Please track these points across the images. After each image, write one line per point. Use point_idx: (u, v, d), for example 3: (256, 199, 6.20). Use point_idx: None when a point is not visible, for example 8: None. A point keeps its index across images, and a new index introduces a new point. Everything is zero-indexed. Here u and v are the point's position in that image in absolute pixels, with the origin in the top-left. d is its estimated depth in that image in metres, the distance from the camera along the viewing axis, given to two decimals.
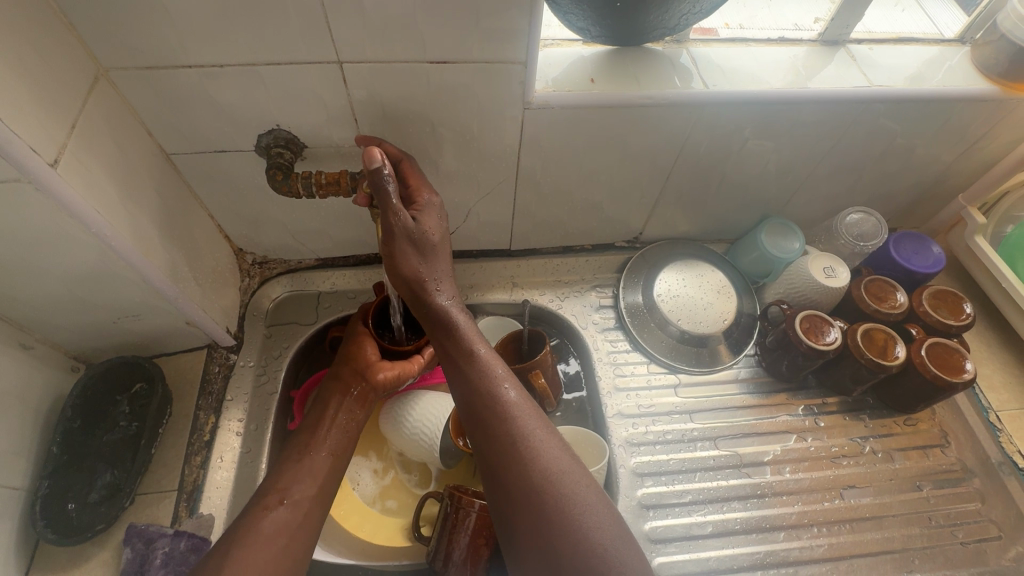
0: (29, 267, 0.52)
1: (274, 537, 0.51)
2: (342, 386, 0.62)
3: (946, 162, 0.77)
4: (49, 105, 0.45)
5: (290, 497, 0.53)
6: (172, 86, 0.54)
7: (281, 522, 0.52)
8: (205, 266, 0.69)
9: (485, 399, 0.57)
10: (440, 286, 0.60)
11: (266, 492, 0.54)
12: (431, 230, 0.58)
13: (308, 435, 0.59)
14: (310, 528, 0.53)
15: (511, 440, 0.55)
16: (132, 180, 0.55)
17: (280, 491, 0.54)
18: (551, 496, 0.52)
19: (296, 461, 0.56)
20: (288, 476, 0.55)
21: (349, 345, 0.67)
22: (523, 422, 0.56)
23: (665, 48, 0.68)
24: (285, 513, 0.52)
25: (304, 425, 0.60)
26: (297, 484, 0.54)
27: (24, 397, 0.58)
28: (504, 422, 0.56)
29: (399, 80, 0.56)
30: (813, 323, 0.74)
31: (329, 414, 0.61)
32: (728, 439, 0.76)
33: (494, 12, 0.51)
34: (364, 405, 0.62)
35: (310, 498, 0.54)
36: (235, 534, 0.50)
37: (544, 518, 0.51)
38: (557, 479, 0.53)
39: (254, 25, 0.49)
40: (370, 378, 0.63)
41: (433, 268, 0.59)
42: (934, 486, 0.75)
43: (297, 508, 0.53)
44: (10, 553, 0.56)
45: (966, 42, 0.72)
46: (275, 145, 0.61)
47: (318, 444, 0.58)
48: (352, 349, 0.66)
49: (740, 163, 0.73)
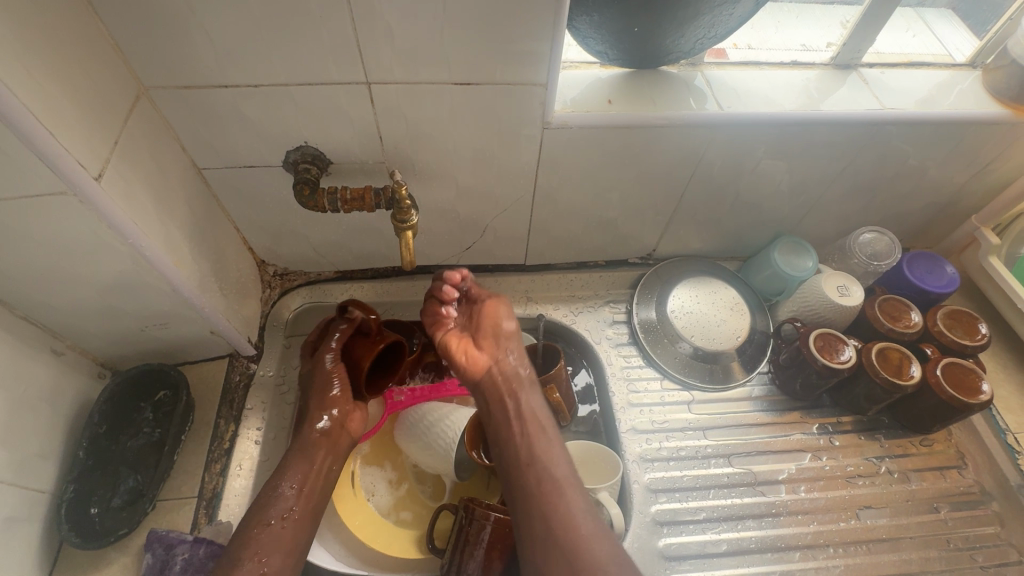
0: (66, 275, 0.54)
1: None
2: (328, 442, 0.64)
3: (959, 183, 0.78)
4: (96, 122, 0.48)
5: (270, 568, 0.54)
6: (207, 104, 0.56)
7: None
8: (230, 277, 0.70)
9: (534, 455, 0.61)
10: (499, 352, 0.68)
11: (239, 559, 0.54)
12: (504, 319, 0.69)
13: (293, 498, 0.59)
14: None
15: (556, 514, 0.58)
16: (167, 194, 0.57)
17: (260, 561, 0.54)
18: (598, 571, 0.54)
19: (278, 529, 0.57)
20: (268, 546, 0.56)
21: (322, 384, 0.66)
22: (575, 498, 0.59)
23: (680, 71, 0.70)
24: None
25: (287, 479, 0.60)
26: (276, 554, 0.55)
27: (52, 402, 0.60)
28: (550, 497, 0.59)
29: (425, 101, 0.58)
30: (828, 341, 0.74)
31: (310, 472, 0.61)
32: (743, 457, 0.76)
33: (516, 36, 0.53)
34: (337, 456, 0.64)
35: (288, 568, 0.56)
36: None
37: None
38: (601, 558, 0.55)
39: (288, 47, 0.52)
40: (343, 426, 0.65)
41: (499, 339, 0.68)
42: (951, 508, 0.74)
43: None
44: (34, 555, 0.57)
45: (977, 66, 0.73)
46: (303, 161, 0.62)
47: (301, 509, 0.59)
48: (329, 394, 0.65)
49: (753, 183, 0.74)
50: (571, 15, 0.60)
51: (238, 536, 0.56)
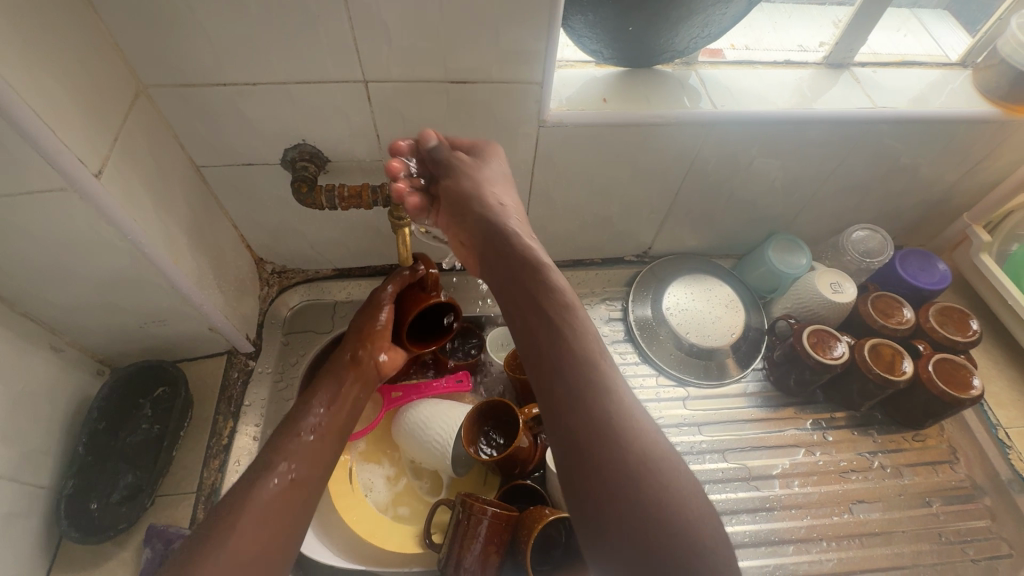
0: (65, 271, 0.54)
1: (270, 516, 0.47)
2: (359, 370, 0.61)
3: (951, 181, 0.79)
4: (95, 119, 0.48)
5: (298, 477, 0.51)
6: (206, 103, 0.57)
7: (278, 499, 0.49)
8: (229, 274, 0.71)
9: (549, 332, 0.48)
10: (507, 228, 0.55)
11: (271, 464, 0.51)
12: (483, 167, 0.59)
13: (322, 416, 0.56)
14: (310, 507, 0.51)
15: (597, 410, 0.43)
16: (165, 191, 0.58)
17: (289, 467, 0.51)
18: (654, 478, 0.41)
19: (308, 441, 0.54)
20: (298, 454, 0.52)
21: (372, 315, 0.64)
22: (629, 401, 0.44)
23: (675, 70, 0.70)
24: (285, 491, 0.50)
25: (316, 398, 0.58)
26: (307, 465, 0.52)
27: (52, 398, 0.60)
28: (592, 391, 0.44)
29: (421, 99, 0.59)
30: (821, 338, 0.74)
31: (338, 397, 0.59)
32: (737, 452, 0.76)
33: (512, 34, 0.53)
34: (366, 388, 0.62)
35: (316, 479, 0.52)
36: (232, 506, 0.47)
37: (615, 496, 0.40)
38: (666, 476, 0.41)
39: (286, 46, 0.52)
40: (377, 361, 0.63)
41: (499, 210, 0.57)
42: (943, 502, 0.75)
43: (304, 489, 0.51)
44: (33, 550, 0.57)
45: (968, 65, 0.74)
46: (300, 159, 0.63)
47: (331, 426, 0.56)
48: (372, 324, 0.64)
49: (748, 181, 0.75)
50: (566, 15, 0.61)
51: (270, 444, 0.53)
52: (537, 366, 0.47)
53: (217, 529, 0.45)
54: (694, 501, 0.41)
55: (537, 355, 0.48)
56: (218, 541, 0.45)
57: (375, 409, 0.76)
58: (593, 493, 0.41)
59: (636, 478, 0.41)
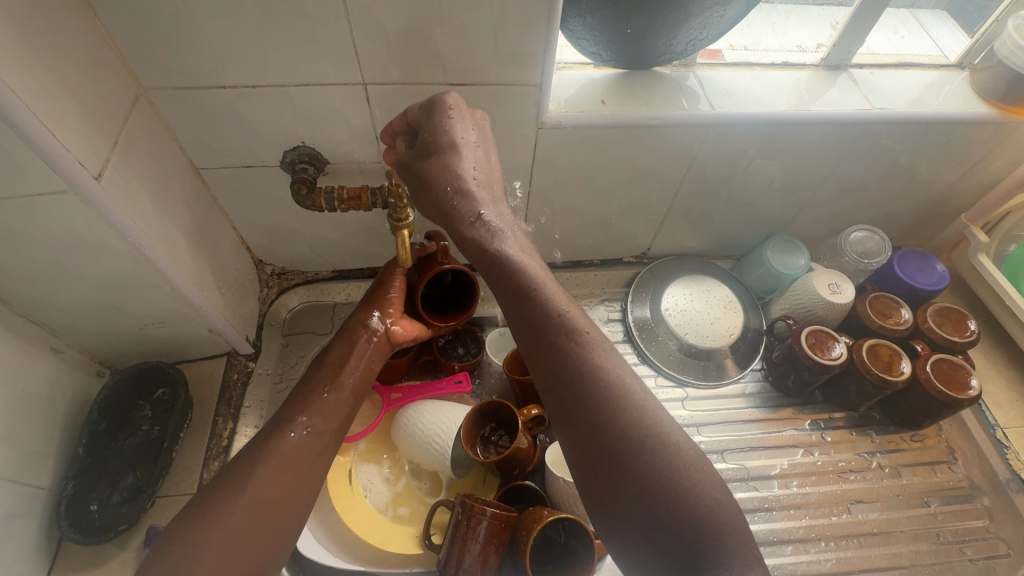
0: (65, 273, 0.54)
1: (288, 468, 0.50)
2: (374, 335, 0.60)
3: (949, 182, 0.79)
4: (95, 121, 0.48)
5: (315, 429, 0.53)
6: (206, 105, 0.57)
7: (299, 450, 0.52)
8: (228, 276, 0.71)
9: (537, 323, 0.47)
10: (472, 205, 0.51)
11: (290, 417, 0.54)
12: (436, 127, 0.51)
13: (337, 371, 0.58)
14: (326, 459, 0.53)
15: (592, 392, 0.44)
16: (165, 193, 0.58)
17: (306, 420, 0.53)
18: (664, 465, 0.41)
19: (322, 396, 0.56)
20: (314, 408, 0.55)
21: (385, 287, 0.63)
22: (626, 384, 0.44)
23: (673, 72, 0.71)
24: (307, 441, 0.52)
25: (331, 357, 0.59)
26: (323, 417, 0.54)
27: (52, 400, 0.60)
28: (584, 380, 0.44)
29: (420, 102, 0.59)
30: (819, 338, 0.75)
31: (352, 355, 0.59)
32: (736, 453, 0.76)
33: (510, 37, 0.54)
34: (381, 354, 0.60)
35: (331, 432, 0.54)
36: (252, 458, 0.50)
37: (618, 481, 0.42)
38: (666, 451, 0.42)
39: (285, 49, 0.52)
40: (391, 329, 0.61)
41: (460, 180, 0.50)
42: (941, 502, 0.75)
43: (321, 441, 0.53)
44: (34, 551, 0.58)
45: (965, 67, 0.75)
46: (300, 161, 0.63)
47: (347, 382, 0.58)
48: (383, 294, 0.62)
49: (746, 182, 0.75)
50: (565, 17, 0.61)
51: (287, 400, 0.56)
52: (532, 353, 0.48)
53: (238, 478, 0.48)
54: (705, 476, 0.41)
55: (533, 351, 0.48)
56: (240, 485, 0.48)
57: (375, 410, 0.76)
58: (608, 486, 0.42)
59: (638, 455, 0.41)
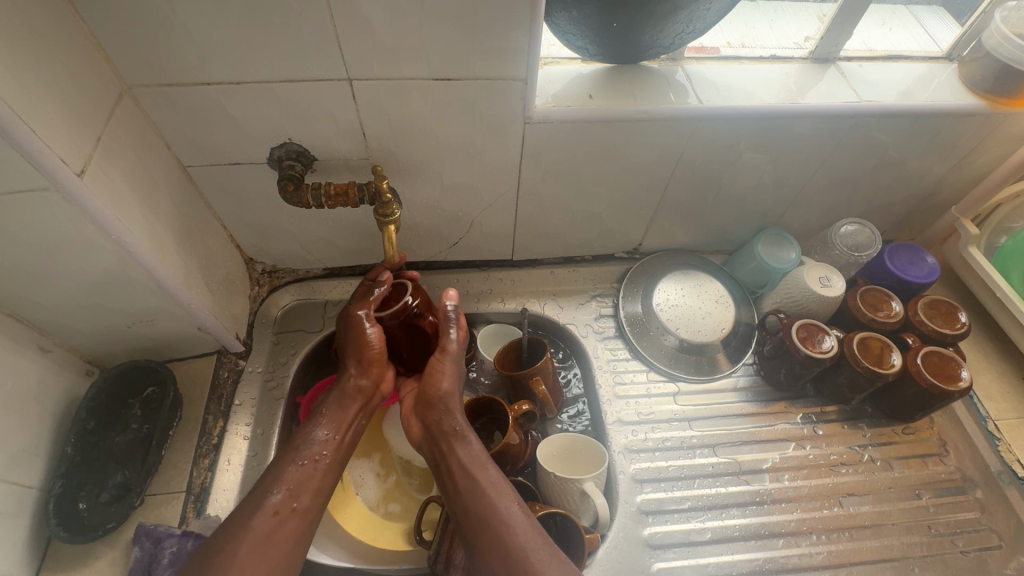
0: (51, 272, 0.54)
1: (273, 544, 0.50)
2: (363, 399, 0.63)
3: (938, 174, 0.79)
4: (77, 117, 0.48)
5: (300, 505, 0.53)
6: (191, 102, 0.57)
7: (284, 527, 0.52)
8: (217, 274, 0.71)
9: (478, 499, 0.54)
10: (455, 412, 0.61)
11: (274, 490, 0.53)
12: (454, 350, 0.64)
13: (324, 442, 0.58)
14: (307, 533, 0.53)
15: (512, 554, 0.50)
16: (151, 191, 0.58)
17: (291, 495, 0.53)
18: None
19: (309, 469, 0.56)
20: (299, 483, 0.55)
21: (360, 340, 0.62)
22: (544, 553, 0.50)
23: (661, 66, 0.70)
24: (293, 519, 0.52)
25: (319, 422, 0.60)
26: (308, 494, 0.55)
27: (40, 399, 0.60)
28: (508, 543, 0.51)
29: (405, 98, 0.59)
30: (809, 332, 0.75)
31: (343, 420, 0.61)
32: (728, 447, 0.76)
33: (494, 31, 0.54)
34: (365, 413, 0.64)
35: (315, 508, 0.55)
36: (233, 529, 0.50)
37: None
38: None
39: (267, 45, 0.52)
40: (376, 385, 0.64)
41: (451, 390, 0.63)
42: (933, 494, 0.75)
43: (303, 518, 0.53)
44: (22, 550, 0.58)
45: (953, 58, 0.74)
46: (287, 158, 0.63)
47: (333, 454, 0.59)
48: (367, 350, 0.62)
49: (736, 176, 0.75)
50: (550, 12, 0.61)
51: (272, 469, 0.55)
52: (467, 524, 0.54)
53: (221, 552, 0.49)
54: None
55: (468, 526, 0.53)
56: (218, 563, 0.48)
57: None
58: None
59: None
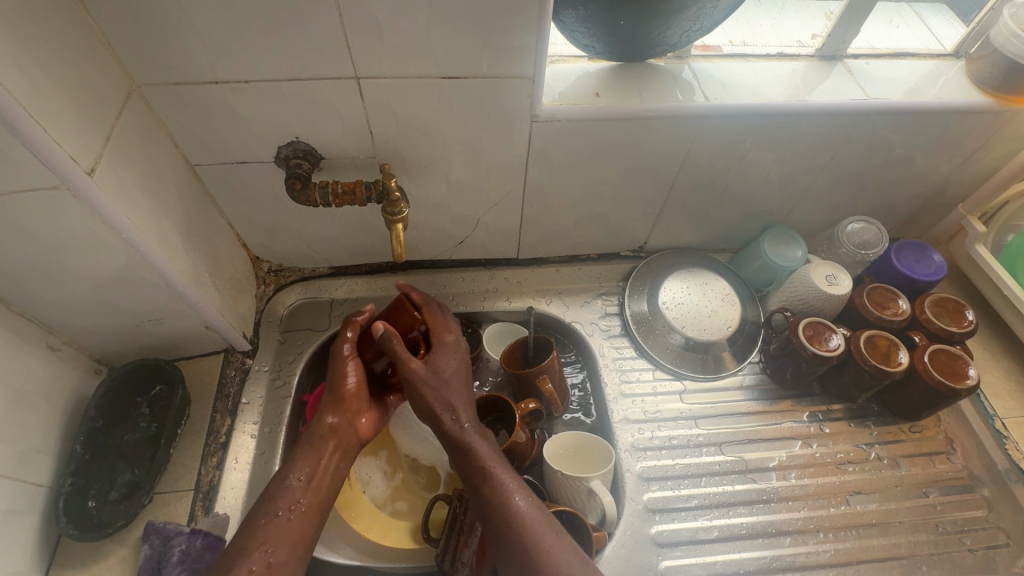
0: (60, 271, 0.55)
1: None
2: (339, 438, 0.60)
3: (945, 172, 0.79)
4: (87, 116, 0.48)
5: (276, 560, 0.51)
6: (199, 101, 0.57)
7: None
8: (224, 273, 0.71)
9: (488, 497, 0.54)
10: (450, 414, 0.59)
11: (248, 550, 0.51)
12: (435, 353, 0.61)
13: (299, 491, 0.55)
14: None
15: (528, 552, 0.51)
16: (159, 189, 0.58)
17: (266, 552, 0.51)
18: None
19: (283, 521, 0.53)
20: (275, 537, 0.52)
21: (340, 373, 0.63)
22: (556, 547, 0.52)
23: (667, 64, 0.70)
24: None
25: (294, 468, 0.57)
26: (285, 547, 0.52)
27: (50, 397, 0.60)
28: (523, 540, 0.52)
29: (413, 96, 0.59)
30: (817, 330, 0.75)
31: (319, 464, 0.57)
32: (735, 445, 0.76)
33: (502, 30, 0.54)
34: (346, 456, 0.60)
35: (294, 562, 0.52)
36: None
37: None
38: None
39: (276, 44, 0.52)
40: (354, 425, 0.61)
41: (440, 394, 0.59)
42: (940, 492, 0.75)
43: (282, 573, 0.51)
44: (33, 547, 0.58)
45: (961, 56, 0.74)
46: (294, 156, 0.63)
47: (310, 503, 0.55)
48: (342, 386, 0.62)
49: (742, 174, 0.75)
50: (557, 10, 0.61)
51: (246, 525, 0.53)
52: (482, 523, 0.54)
53: None
54: None
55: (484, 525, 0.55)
56: None
57: None
58: None
59: None
